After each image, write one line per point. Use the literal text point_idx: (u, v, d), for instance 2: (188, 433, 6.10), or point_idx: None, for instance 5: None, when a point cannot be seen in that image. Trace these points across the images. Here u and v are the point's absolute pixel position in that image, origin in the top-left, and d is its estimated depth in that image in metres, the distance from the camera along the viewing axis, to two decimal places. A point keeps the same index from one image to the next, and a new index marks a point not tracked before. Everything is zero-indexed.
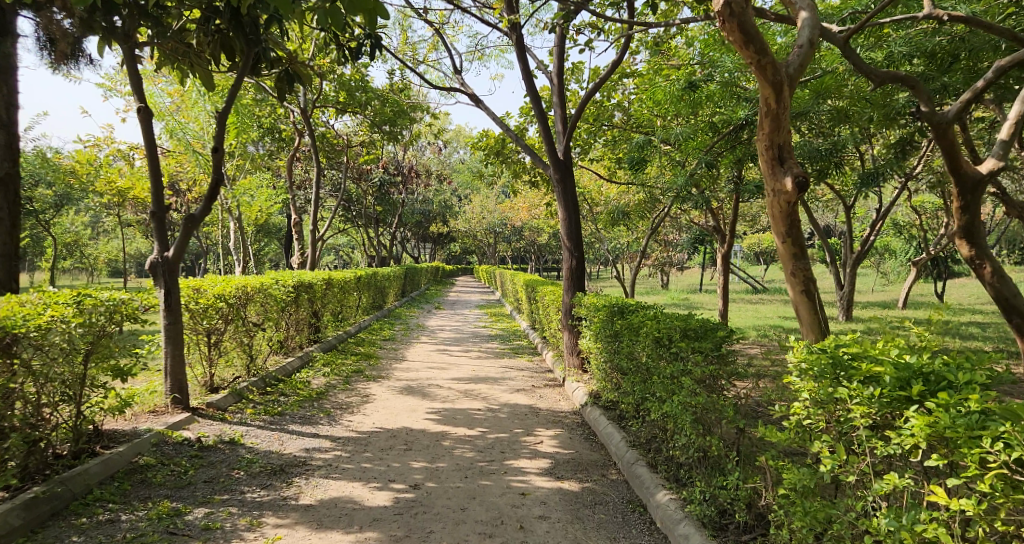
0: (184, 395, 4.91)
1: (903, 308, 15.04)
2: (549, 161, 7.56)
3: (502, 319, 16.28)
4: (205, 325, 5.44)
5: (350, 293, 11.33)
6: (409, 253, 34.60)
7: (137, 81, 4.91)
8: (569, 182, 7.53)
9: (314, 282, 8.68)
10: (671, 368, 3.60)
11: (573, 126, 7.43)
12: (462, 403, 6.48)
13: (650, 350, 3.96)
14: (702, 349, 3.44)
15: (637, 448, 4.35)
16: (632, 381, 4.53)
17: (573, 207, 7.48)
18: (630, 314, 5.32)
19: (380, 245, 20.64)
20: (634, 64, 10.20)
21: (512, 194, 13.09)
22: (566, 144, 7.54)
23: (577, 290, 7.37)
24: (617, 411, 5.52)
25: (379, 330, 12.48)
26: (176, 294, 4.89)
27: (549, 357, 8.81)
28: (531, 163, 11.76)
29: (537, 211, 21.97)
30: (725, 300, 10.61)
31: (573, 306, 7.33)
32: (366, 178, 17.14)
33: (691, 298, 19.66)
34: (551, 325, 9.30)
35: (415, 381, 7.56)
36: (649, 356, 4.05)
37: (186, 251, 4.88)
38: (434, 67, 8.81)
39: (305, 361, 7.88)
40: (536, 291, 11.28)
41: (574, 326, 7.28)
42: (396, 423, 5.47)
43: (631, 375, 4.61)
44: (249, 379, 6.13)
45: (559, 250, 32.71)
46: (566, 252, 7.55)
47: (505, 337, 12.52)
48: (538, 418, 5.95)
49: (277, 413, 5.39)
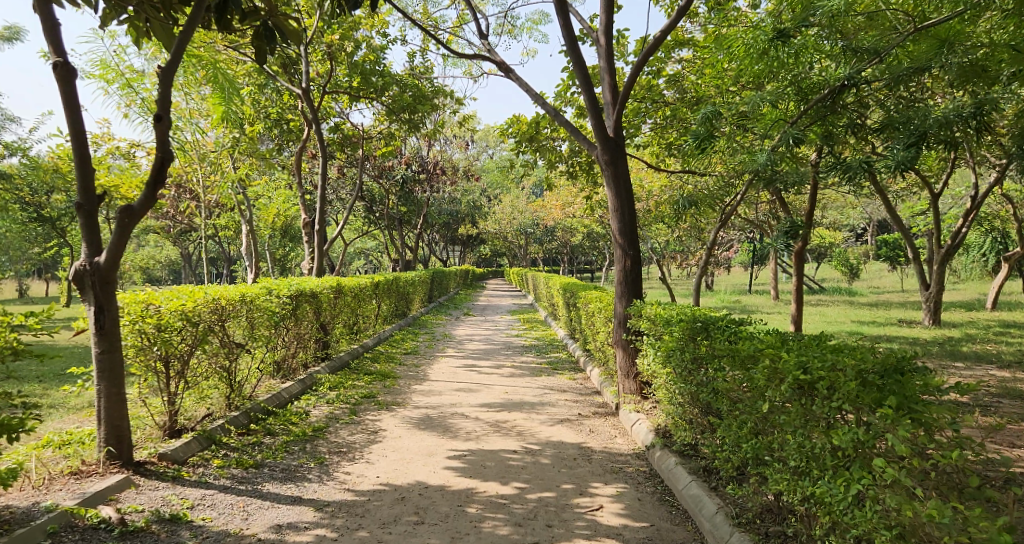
0: (123, 447, 3.63)
1: (992, 309, 13.85)
2: (597, 139, 6.22)
3: (536, 326, 14.93)
4: (157, 353, 4.19)
5: (366, 301, 10.17)
6: (438, 256, 33.48)
7: (52, 32, 3.65)
8: (621, 164, 6.18)
9: (320, 290, 7.48)
10: (843, 436, 2.52)
11: (626, 96, 6.07)
12: (494, 443, 5.17)
13: (790, 396, 2.83)
14: (904, 418, 2.39)
15: (749, 533, 3.06)
16: (742, 435, 3.21)
17: (626, 194, 6.15)
18: (719, 333, 4.00)
19: (404, 249, 19.51)
20: (689, 32, 8.85)
21: (547, 188, 11.78)
22: (618, 120, 6.20)
23: (633, 296, 6.07)
24: (699, 460, 4.18)
25: (400, 342, 11.23)
26: (111, 313, 3.62)
27: (596, 376, 7.50)
28: (568, 151, 10.42)
29: (573, 209, 20.60)
30: (798, 305, 9.34)
31: (629, 317, 6.01)
32: (388, 176, 15.99)
33: (741, 301, 18.10)
34: (596, 337, 7.96)
35: (436, 409, 6.30)
36: (786, 406, 2.87)
37: (124, 256, 3.60)
38: (460, 38, 7.56)
39: (307, 385, 6.66)
40: (576, 296, 9.98)
41: (629, 341, 5.96)
42: (407, 477, 4.20)
43: (738, 425, 3.26)
44: (228, 415, 4.90)
45: (593, 251, 31.30)
46: (618, 250, 6.19)
47: (541, 349, 11.16)
48: (589, 465, 4.61)
49: (254, 465, 4.12)
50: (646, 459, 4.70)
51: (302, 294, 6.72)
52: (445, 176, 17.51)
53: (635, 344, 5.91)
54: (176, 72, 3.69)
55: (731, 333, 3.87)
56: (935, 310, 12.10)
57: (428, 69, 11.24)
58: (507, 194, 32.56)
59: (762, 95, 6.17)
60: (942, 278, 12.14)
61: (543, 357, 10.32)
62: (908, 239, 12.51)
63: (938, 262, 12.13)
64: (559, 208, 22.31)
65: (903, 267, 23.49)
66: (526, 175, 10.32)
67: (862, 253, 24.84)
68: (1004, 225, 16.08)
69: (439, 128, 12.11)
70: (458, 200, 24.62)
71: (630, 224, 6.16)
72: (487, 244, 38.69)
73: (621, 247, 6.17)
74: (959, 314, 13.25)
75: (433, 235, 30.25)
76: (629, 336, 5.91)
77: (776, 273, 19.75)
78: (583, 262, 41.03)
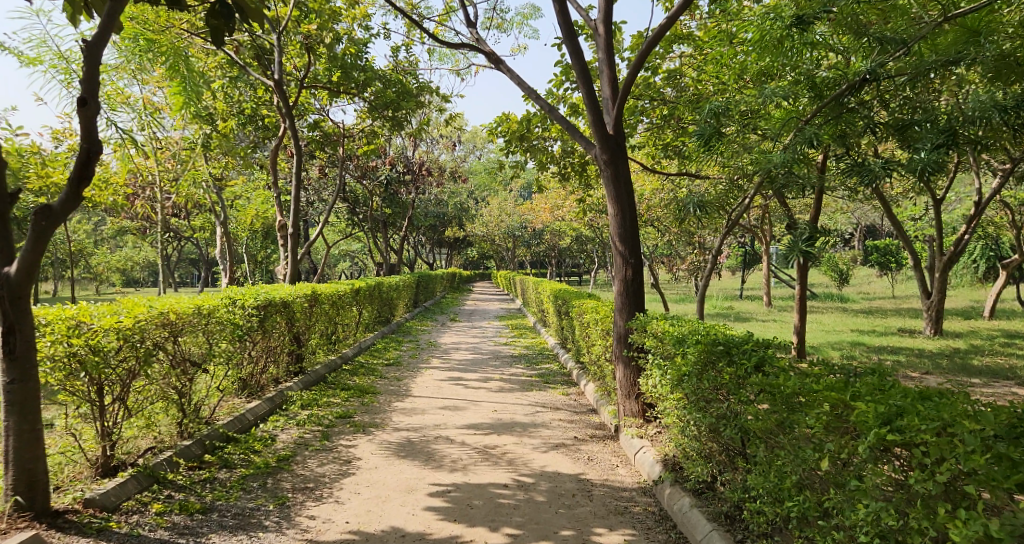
0: (35, 496, 3.14)
1: (991, 318, 13.47)
2: (595, 137, 5.68)
3: (524, 333, 14.38)
4: (86, 379, 3.60)
5: (346, 308, 9.57)
6: (424, 259, 32.82)
7: None
8: (622, 164, 5.65)
9: (292, 299, 6.89)
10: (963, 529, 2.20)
11: (628, 90, 5.54)
12: (482, 475, 4.61)
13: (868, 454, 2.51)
14: None
15: None
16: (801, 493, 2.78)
17: (627, 198, 5.62)
18: (744, 357, 3.46)
19: (388, 252, 18.87)
20: (690, 24, 8.33)
21: (538, 190, 11.23)
22: (618, 116, 5.68)
23: (634, 310, 5.55)
24: (717, 501, 3.65)
25: (382, 352, 10.62)
26: (23, 334, 3.07)
27: (593, 394, 6.95)
28: (561, 152, 9.87)
29: (563, 211, 20.09)
30: (802, 316, 8.83)
31: (630, 333, 5.48)
32: (371, 176, 15.37)
33: (734, 308, 17.65)
34: (591, 350, 7.42)
35: (418, 431, 5.72)
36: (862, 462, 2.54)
37: (38, 267, 3.04)
38: (447, 27, 6.97)
39: (277, 404, 6.06)
40: (569, 305, 9.45)
41: (632, 357, 5.42)
42: (382, 522, 3.64)
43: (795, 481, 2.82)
44: (179, 445, 4.30)
45: (582, 255, 30.80)
46: (618, 259, 5.65)
47: (531, 359, 10.61)
48: (591, 504, 4.06)
49: (201, 510, 3.56)
50: (654, 495, 4.17)
51: (270, 303, 6.13)
52: (430, 177, 16.92)
53: (639, 360, 5.37)
54: (105, 41, 3.03)
55: (761, 361, 3.36)
56: (936, 320, 11.67)
57: (413, 64, 10.67)
58: (495, 196, 31.99)
59: (774, 91, 5.68)
60: (943, 287, 11.69)
61: (533, 369, 9.76)
62: (909, 246, 12.01)
63: (939, 269, 11.62)
64: (547, 211, 21.78)
65: (895, 273, 23.15)
66: (516, 176, 9.76)
67: (853, 258, 24.53)
68: (1000, 232, 15.76)
69: (424, 126, 11.53)
70: (445, 202, 24.01)
71: (631, 229, 5.62)
72: (474, 247, 38.10)
73: (622, 254, 5.62)
74: (959, 323, 12.86)
75: (419, 237, 29.61)
76: (632, 352, 5.36)
77: (769, 279, 19.36)
78: (572, 266, 40.57)
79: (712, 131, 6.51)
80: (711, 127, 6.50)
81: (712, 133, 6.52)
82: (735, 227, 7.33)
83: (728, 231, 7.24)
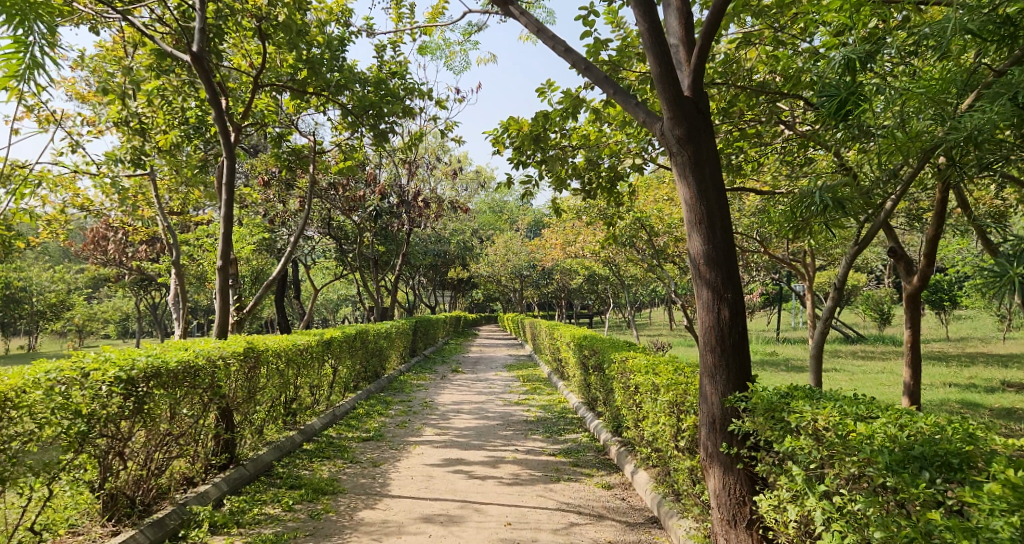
0: None
1: None
2: (663, 105, 3.63)
3: (539, 387, 12.13)
4: None
5: (310, 368, 7.39)
6: (426, 302, 30.77)
7: None
8: (705, 144, 3.58)
9: (216, 358, 4.73)
10: None
11: (713, 29, 3.52)
12: None
13: None
14: None
15: None
16: None
17: (715, 197, 3.55)
18: None
19: (381, 293, 16.82)
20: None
21: (554, 214, 9.16)
22: (698, 70, 3.64)
23: (733, 375, 3.43)
24: None
25: (363, 420, 8.45)
26: None
27: (659, 497, 4.70)
28: (584, 164, 7.83)
29: (577, 247, 17.97)
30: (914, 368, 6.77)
31: (730, 416, 3.37)
32: (359, 209, 13.41)
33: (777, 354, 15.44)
34: (647, 431, 5.17)
35: None
36: None
37: None
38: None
39: (172, 530, 3.92)
40: (602, 362, 7.27)
41: (739, 456, 3.34)
42: None
43: None
44: None
45: (596, 296, 28.66)
46: (703, 294, 3.54)
47: (551, 426, 8.45)
48: None
49: None
50: None
51: (173, 370, 4.06)
52: (428, 210, 14.96)
53: (755, 462, 3.29)
54: None
55: None
56: None
57: (402, 65, 8.70)
58: (501, 235, 29.93)
59: (964, 13, 3.88)
60: None
61: (554, 443, 7.51)
62: None
63: None
64: (559, 247, 19.66)
65: (946, 313, 20.91)
66: (526, 194, 7.70)
67: (895, 296, 22.26)
68: None
69: (415, 141, 9.57)
70: (446, 239, 22.00)
71: (723, 244, 3.54)
72: (480, 288, 36.02)
73: (711, 287, 3.52)
74: None
75: (420, 279, 27.48)
76: (743, 449, 3.29)
77: (812, 321, 17.14)
78: (583, 308, 38.42)
79: (845, 94, 4.46)
80: (842, 88, 4.45)
81: (843, 99, 4.46)
82: (864, 247, 5.19)
83: (853, 255, 5.10)
